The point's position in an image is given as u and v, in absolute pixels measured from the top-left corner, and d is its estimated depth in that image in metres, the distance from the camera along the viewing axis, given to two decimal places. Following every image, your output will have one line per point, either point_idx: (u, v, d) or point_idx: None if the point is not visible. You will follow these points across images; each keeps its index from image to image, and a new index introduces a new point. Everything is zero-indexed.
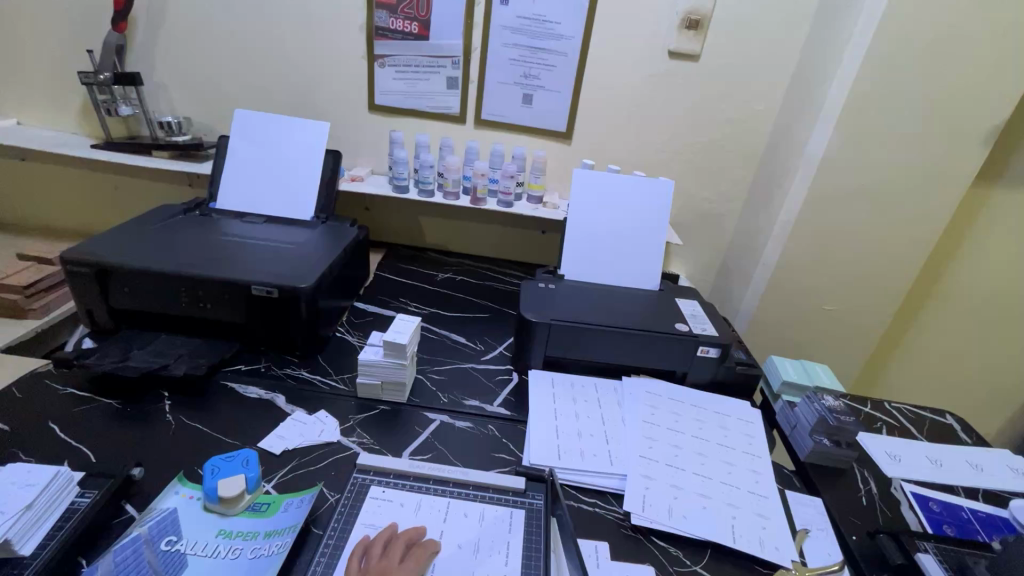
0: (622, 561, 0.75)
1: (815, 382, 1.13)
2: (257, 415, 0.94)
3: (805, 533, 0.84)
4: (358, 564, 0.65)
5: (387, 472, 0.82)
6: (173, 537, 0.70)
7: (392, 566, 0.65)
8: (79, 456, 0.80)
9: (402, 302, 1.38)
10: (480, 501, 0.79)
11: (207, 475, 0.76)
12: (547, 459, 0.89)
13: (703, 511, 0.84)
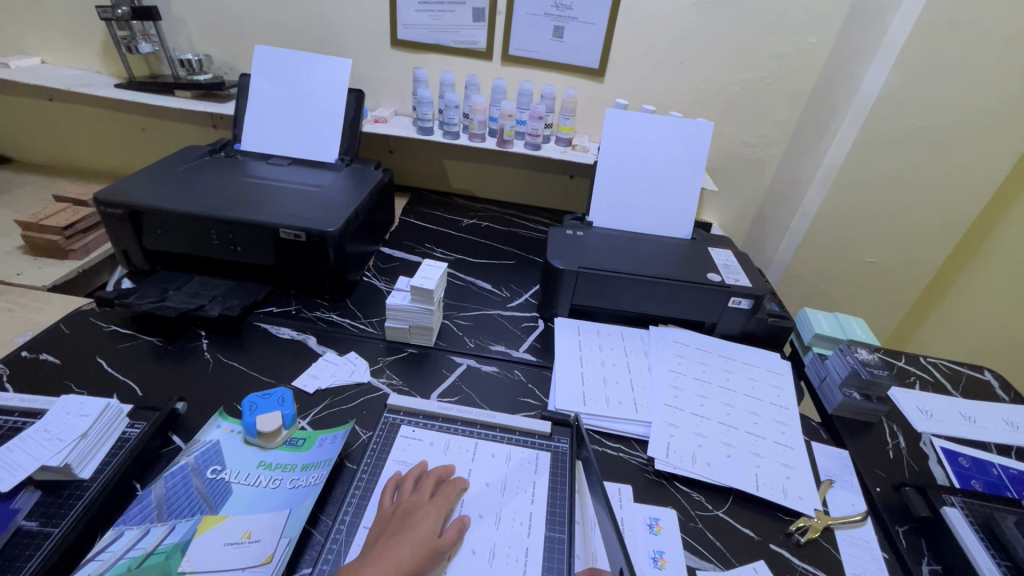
0: (645, 504, 0.77)
1: (849, 335, 1.09)
2: (289, 355, 0.96)
3: (828, 484, 0.84)
4: (390, 497, 0.69)
5: (416, 412, 0.84)
6: (218, 467, 0.74)
7: (422, 501, 0.67)
8: (127, 389, 0.84)
9: (428, 247, 1.37)
10: (508, 443, 0.81)
11: (246, 411, 0.79)
12: (573, 404, 0.90)
13: (727, 459, 0.84)
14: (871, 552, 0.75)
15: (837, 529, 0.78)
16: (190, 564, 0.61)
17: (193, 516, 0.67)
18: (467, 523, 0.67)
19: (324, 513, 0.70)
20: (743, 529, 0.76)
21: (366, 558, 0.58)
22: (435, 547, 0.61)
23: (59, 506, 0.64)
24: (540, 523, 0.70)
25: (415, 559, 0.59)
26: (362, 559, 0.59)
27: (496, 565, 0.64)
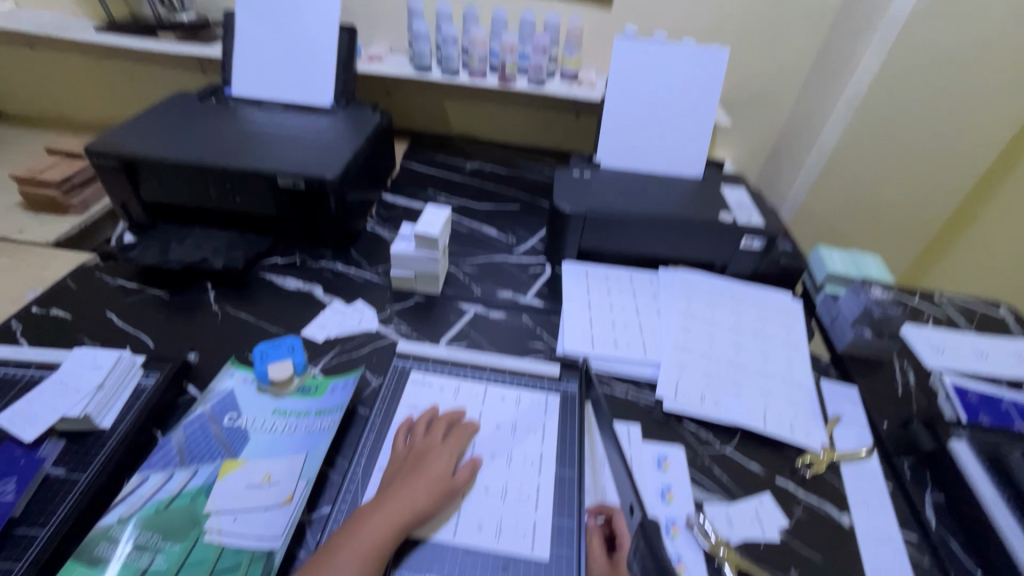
0: (653, 442, 0.79)
1: (863, 273, 1.07)
2: (297, 305, 0.96)
3: (835, 421, 0.85)
4: (403, 440, 0.70)
5: (426, 359, 0.85)
6: (234, 414, 0.76)
7: (435, 442, 0.69)
8: (139, 342, 0.85)
9: (431, 193, 1.34)
10: (517, 386, 0.82)
11: (257, 360, 0.80)
12: (582, 348, 0.90)
13: (736, 398, 0.85)
14: (875, 484, 0.77)
15: (843, 464, 0.79)
16: (215, 505, 0.64)
17: (214, 461, 0.69)
18: (479, 463, 0.69)
19: (340, 455, 0.72)
20: (749, 464, 0.78)
21: (382, 497, 0.60)
22: (448, 487, 0.64)
23: (84, 454, 0.66)
24: (550, 463, 0.71)
25: (429, 498, 0.61)
26: (379, 498, 0.61)
27: (510, 502, 0.67)
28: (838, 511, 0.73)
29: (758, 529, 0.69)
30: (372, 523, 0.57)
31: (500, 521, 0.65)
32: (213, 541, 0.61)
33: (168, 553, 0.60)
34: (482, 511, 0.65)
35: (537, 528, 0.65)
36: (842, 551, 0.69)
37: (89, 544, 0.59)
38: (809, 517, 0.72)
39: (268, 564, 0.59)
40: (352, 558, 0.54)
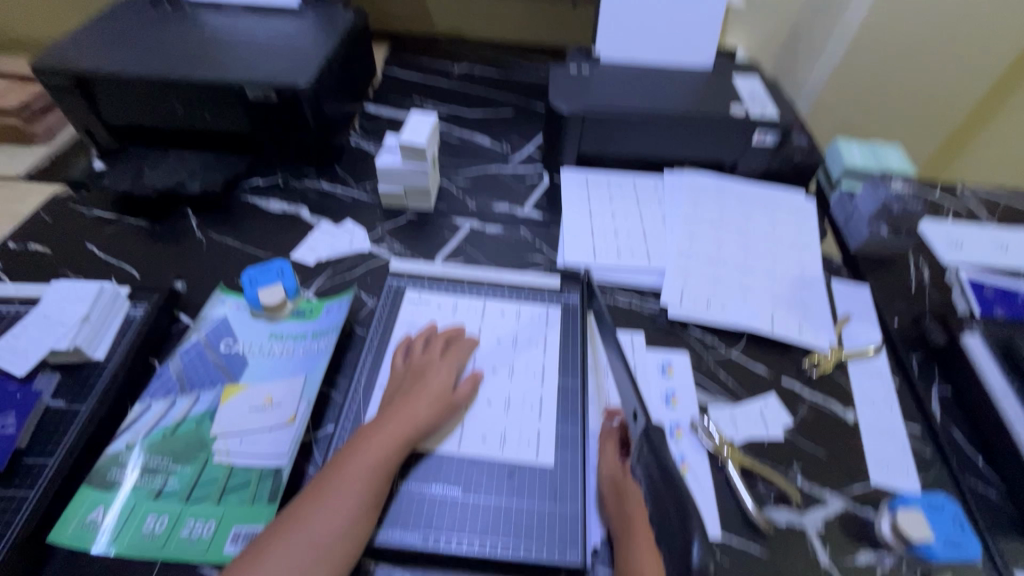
0: (657, 349, 0.77)
1: (883, 166, 0.99)
2: (283, 229, 0.92)
3: (845, 321, 0.83)
4: (401, 358, 0.69)
5: (421, 277, 0.82)
6: (230, 340, 0.74)
7: (433, 359, 0.67)
8: (124, 273, 0.82)
9: (418, 102, 1.24)
10: (517, 300, 0.79)
11: (246, 286, 0.77)
12: (583, 258, 0.87)
13: (743, 302, 0.82)
14: (882, 381, 0.77)
15: (850, 362, 0.78)
16: (221, 428, 0.64)
17: (214, 386, 0.69)
18: (480, 377, 0.68)
19: (340, 375, 0.72)
20: (755, 367, 0.77)
21: (384, 415, 0.60)
22: (450, 401, 0.63)
23: (81, 386, 0.65)
24: (551, 374, 0.71)
25: (431, 413, 0.61)
26: (380, 414, 0.61)
27: (514, 413, 0.67)
28: (843, 409, 0.73)
29: (762, 428, 0.70)
30: (375, 438, 0.57)
31: (504, 432, 0.65)
32: (223, 462, 0.62)
33: (180, 475, 0.61)
34: (487, 421, 0.66)
35: (543, 436, 0.65)
36: (844, 444, 0.70)
37: (100, 469, 0.60)
38: (813, 414, 0.72)
39: (277, 480, 0.61)
40: (359, 471, 0.55)
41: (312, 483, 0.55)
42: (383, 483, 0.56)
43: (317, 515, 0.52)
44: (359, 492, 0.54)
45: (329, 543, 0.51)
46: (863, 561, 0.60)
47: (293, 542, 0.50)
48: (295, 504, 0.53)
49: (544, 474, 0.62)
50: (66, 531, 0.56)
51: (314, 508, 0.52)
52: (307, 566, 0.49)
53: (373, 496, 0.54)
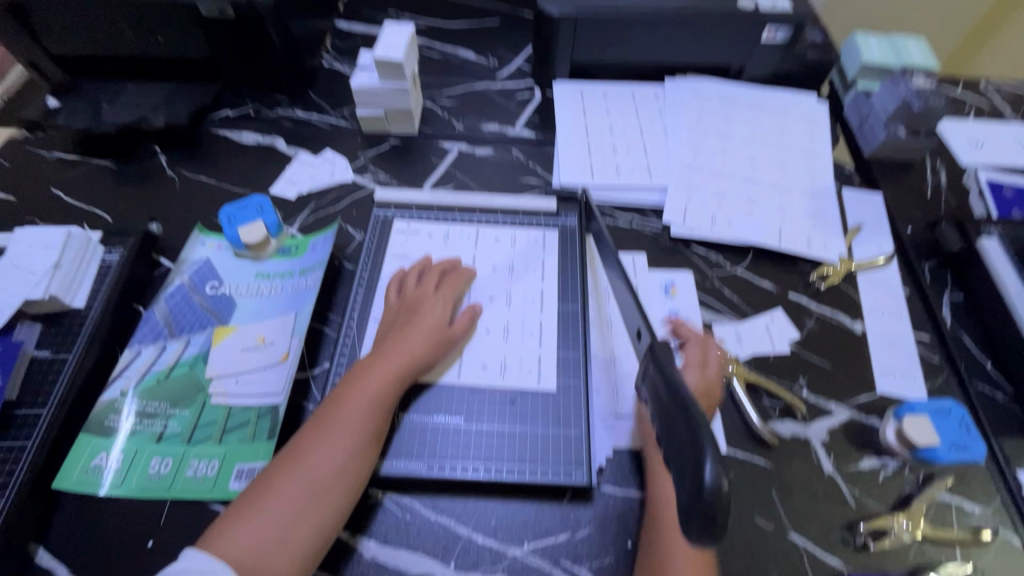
0: (660, 269, 0.74)
1: (904, 60, 0.91)
2: (258, 162, 0.86)
3: (856, 230, 0.79)
4: (395, 293, 0.66)
5: (408, 206, 0.77)
6: (216, 282, 0.71)
7: (428, 293, 0.64)
8: (97, 218, 0.78)
9: (393, 14, 1.12)
10: (512, 226, 0.75)
11: (224, 224, 0.73)
12: (579, 178, 0.81)
13: (750, 217, 0.78)
14: (892, 290, 0.74)
15: (860, 274, 0.75)
16: (215, 370, 0.63)
17: (204, 329, 0.66)
18: (478, 310, 0.66)
19: (332, 312, 0.69)
20: (761, 283, 0.74)
21: (378, 352, 0.58)
22: (447, 335, 0.61)
23: (64, 335, 0.63)
24: (550, 300, 0.69)
25: (428, 347, 0.59)
26: (375, 350, 0.59)
27: (515, 342, 0.65)
28: (850, 320, 0.71)
29: (767, 343, 0.68)
30: (372, 374, 0.56)
31: (505, 360, 0.64)
32: (221, 403, 0.61)
33: (180, 418, 0.60)
34: (487, 350, 0.64)
35: (545, 363, 0.64)
36: (851, 355, 0.68)
37: (97, 417, 0.60)
38: (821, 328, 0.70)
39: (276, 417, 0.60)
40: (357, 407, 0.54)
41: (310, 421, 0.54)
42: (382, 418, 0.55)
43: (317, 452, 0.51)
44: (359, 428, 0.53)
45: (332, 478, 0.50)
46: (866, 467, 0.60)
47: (295, 478, 0.49)
48: (294, 442, 0.52)
49: (547, 399, 0.62)
50: (70, 477, 0.56)
51: (315, 445, 0.51)
52: (310, 501, 0.49)
53: (374, 431, 0.54)
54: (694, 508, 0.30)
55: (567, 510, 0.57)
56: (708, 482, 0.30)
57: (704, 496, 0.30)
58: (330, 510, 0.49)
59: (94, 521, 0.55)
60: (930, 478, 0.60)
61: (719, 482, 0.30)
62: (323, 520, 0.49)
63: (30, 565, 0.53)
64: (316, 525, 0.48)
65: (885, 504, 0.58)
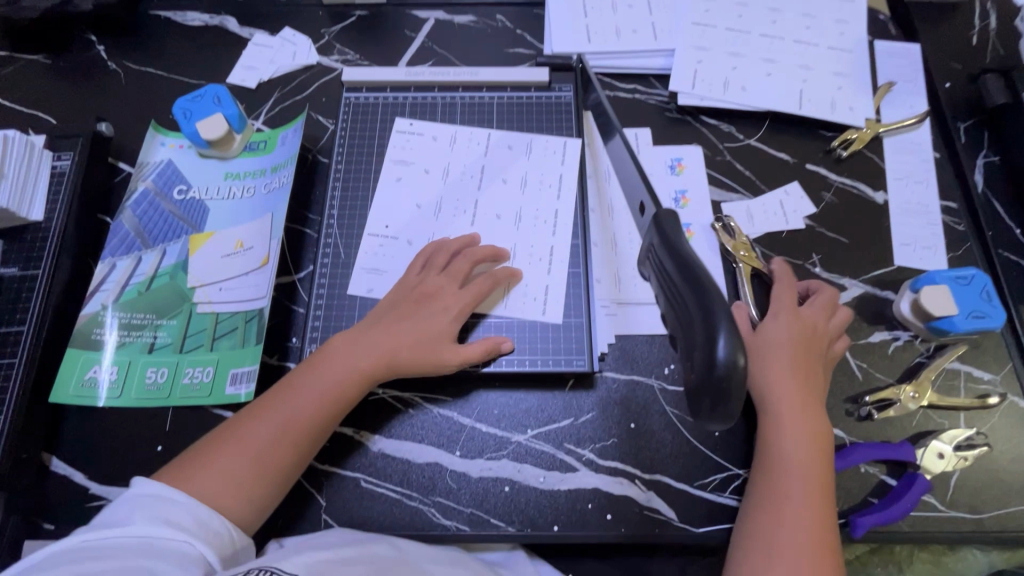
0: (666, 145, 0.67)
1: None
2: (208, 46, 0.75)
3: (887, 87, 0.70)
4: (417, 271, 0.57)
5: (383, 87, 0.68)
6: (184, 186, 0.65)
7: (441, 292, 0.55)
8: (41, 123, 0.70)
9: None
10: (500, 105, 0.67)
11: (181, 120, 0.65)
12: (574, 45, 0.71)
13: (768, 79, 0.69)
14: (921, 155, 0.67)
15: (886, 139, 0.68)
16: (197, 279, 0.60)
17: (179, 238, 0.62)
18: (504, 347, 0.55)
19: (310, 211, 0.65)
20: (776, 154, 0.68)
21: (362, 348, 0.52)
22: (446, 350, 0.53)
23: (29, 250, 0.59)
24: (546, 185, 0.63)
25: (415, 357, 0.52)
26: (356, 337, 0.53)
27: (515, 228, 0.61)
28: (872, 190, 0.66)
29: (781, 220, 0.64)
30: (341, 369, 0.51)
31: (515, 247, 0.60)
32: (207, 311, 0.59)
33: (168, 328, 0.58)
34: (488, 236, 0.60)
35: (549, 252, 0.60)
36: (869, 227, 0.64)
37: (83, 332, 0.58)
38: (839, 199, 0.65)
39: (261, 320, 0.57)
40: (314, 399, 0.49)
41: (266, 395, 0.50)
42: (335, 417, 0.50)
43: (257, 431, 0.47)
44: (309, 418, 0.48)
45: (266, 461, 0.46)
46: (876, 340, 0.59)
47: (231, 447, 0.46)
48: (251, 408, 0.49)
49: (547, 290, 0.58)
50: (66, 391, 0.56)
51: (258, 423, 0.47)
52: (239, 479, 0.45)
53: (323, 427, 0.49)
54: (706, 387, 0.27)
55: (569, 398, 0.56)
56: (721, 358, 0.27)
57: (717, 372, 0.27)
58: (250, 489, 0.45)
59: (101, 431, 0.56)
60: (941, 348, 0.58)
61: (734, 356, 0.26)
62: (247, 500, 0.45)
63: (47, 473, 0.54)
64: (237, 507, 0.44)
65: (893, 375, 0.57)
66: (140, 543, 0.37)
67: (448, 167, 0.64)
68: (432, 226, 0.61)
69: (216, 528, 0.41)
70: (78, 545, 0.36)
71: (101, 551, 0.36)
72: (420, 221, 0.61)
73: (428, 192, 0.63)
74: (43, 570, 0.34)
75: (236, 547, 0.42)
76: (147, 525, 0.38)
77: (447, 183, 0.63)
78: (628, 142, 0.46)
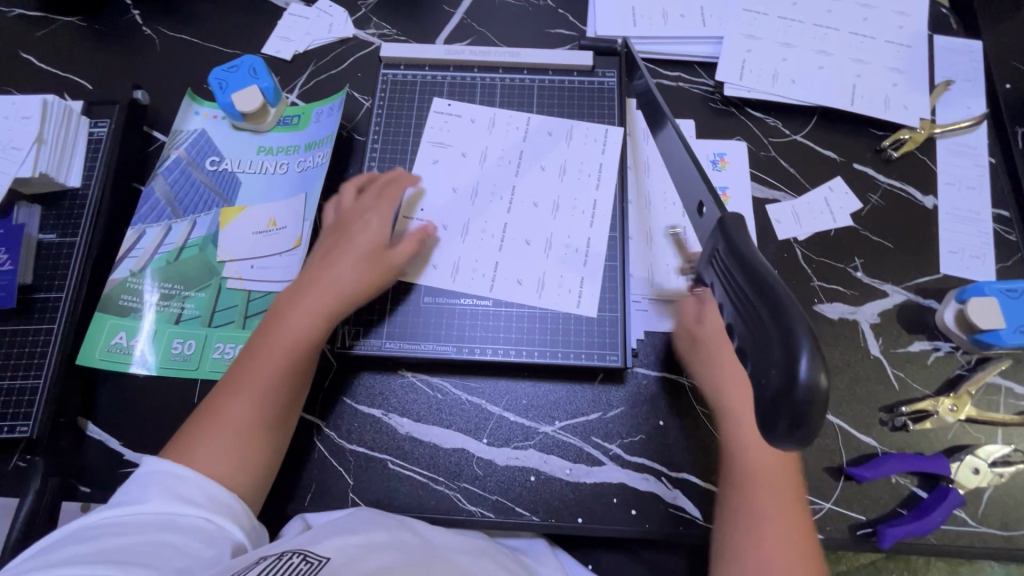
0: (709, 138, 0.65)
1: None
2: (244, 14, 0.73)
3: (945, 86, 0.67)
4: (333, 212, 0.59)
5: (421, 65, 0.67)
6: (216, 158, 0.65)
7: (361, 211, 0.57)
8: (76, 87, 0.69)
9: None
10: (540, 88, 0.66)
11: (216, 90, 0.64)
12: (619, 29, 0.69)
13: (820, 72, 0.67)
14: (976, 159, 0.65)
15: (941, 140, 0.65)
16: (227, 254, 0.60)
17: (210, 210, 0.62)
18: (432, 232, 0.57)
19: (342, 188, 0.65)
20: (824, 151, 0.65)
21: (300, 285, 0.53)
22: (388, 261, 0.54)
23: (66, 217, 0.59)
24: (584, 175, 0.61)
25: (363, 276, 0.53)
26: (295, 285, 0.53)
27: (553, 217, 0.60)
28: (921, 195, 0.63)
29: (827, 218, 0.62)
30: (294, 314, 0.50)
31: (552, 236, 0.59)
32: (238, 287, 0.59)
33: (196, 300, 0.59)
34: (526, 222, 0.59)
35: (587, 243, 0.59)
36: (917, 232, 0.62)
37: (112, 298, 0.58)
38: (886, 202, 0.63)
39: None
40: (277, 355, 0.48)
41: (229, 372, 0.49)
42: (304, 360, 0.50)
43: (236, 407, 0.46)
44: (281, 377, 0.48)
45: (250, 427, 0.46)
46: (916, 349, 0.57)
47: (219, 430, 0.45)
48: (218, 391, 0.48)
49: (582, 282, 0.57)
50: (94, 356, 0.56)
51: (235, 398, 0.46)
52: (234, 460, 0.45)
53: (296, 379, 0.49)
54: (780, 407, 0.23)
55: (598, 391, 0.56)
56: (799, 379, 0.22)
57: (794, 396, 0.22)
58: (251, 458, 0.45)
59: (134, 400, 0.56)
60: (983, 361, 0.56)
61: (817, 378, 0.22)
62: (251, 477, 0.45)
63: (83, 438, 0.55)
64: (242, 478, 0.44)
65: (931, 386, 0.56)
66: (158, 521, 0.38)
67: (485, 151, 0.62)
68: (466, 211, 0.60)
69: (226, 502, 0.42)
70: (102, 522, 0.38)
71: (123, 528, 0.37)
72: (454, 205, 0.60)
73: (462, 175, 0.61)
74: (67, 544, 0.36)
75: (251, 521, 0.43)
76: (163, 503, 0.39)
77: (483, 167, 0.62)
78: (682, 132, 0.44)
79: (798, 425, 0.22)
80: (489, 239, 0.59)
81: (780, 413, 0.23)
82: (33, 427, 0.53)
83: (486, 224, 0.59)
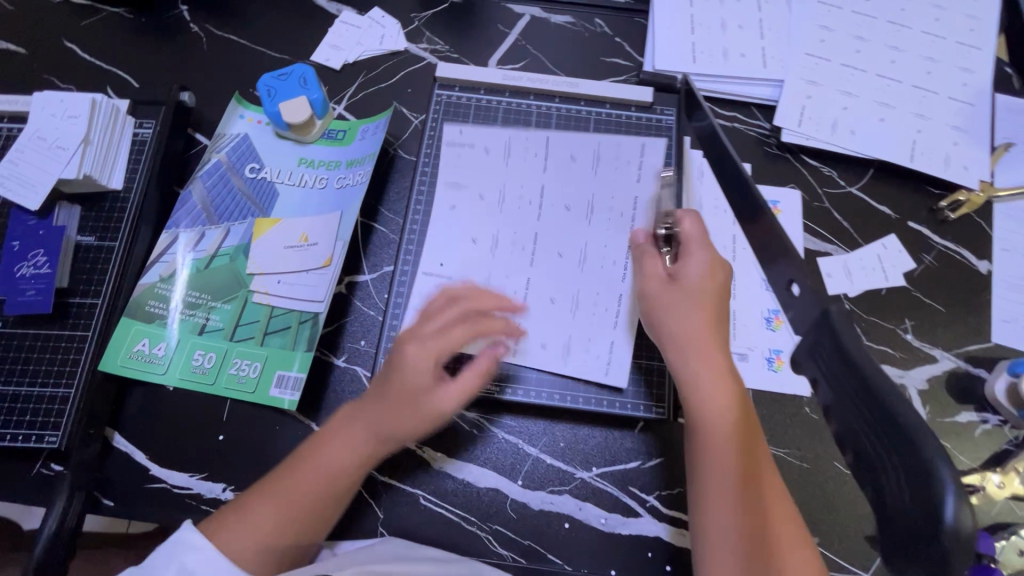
0: (764, 185, 0.64)
1: None
2: (295, 18, 0.72)
3: (1006, 148, 0.65)
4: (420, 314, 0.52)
5: (476, 87, 0.65)
6: (256, 165, 0.63)
7: (430, 324, 0.49)
8: (121, 83, 0.68)
9: None
10: (595, 120, 0.64)
11: (264, 97, 0.62)
12: (678, 64, 0.67)
13: (879, 124, 0.65)
14: None
15: (998, 205, 0.64)
16: (257, 266, 0.58)
17: (245, 219, 0.60)
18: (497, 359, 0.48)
19: (384, 207, 0.63)
20: (878, 207, 0.64)
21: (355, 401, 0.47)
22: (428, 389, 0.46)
23: (106, 220, 0.58)
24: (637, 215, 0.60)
25: (398, 404, 0.46)
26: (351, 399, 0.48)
27: (579, 270, 0.58)
28: (976, 258, 0.62)
29: (879, 276, 0.61)
30: (334, 431, 0.46)
31: (578, 292, 0.57)
32: (263, 302, 0.57)
33: (222, 312, 0.57)
34: (552, 279, 0.58)
35: (617, 301, 0.57)
36: (969, 298, 0.61)
37: (138, 303, 0.56)
38: (941, 264, 0.62)
39: (318, 326, 0.56)
40: (308, 472, 0.44)
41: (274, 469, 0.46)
42: (335, 482, 0.44)
43: (261, 510, 0.43)
44: (303, 492, 0.44)
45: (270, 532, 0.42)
46: (963, 420, 0.56)
47: (243, 531, 0.42)
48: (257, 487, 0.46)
49: (611, 346, 0.55)
50: (114, 360, 0.54)
51: (262, 497, 0.44)
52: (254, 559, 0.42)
53: (315, 499, 0.44)
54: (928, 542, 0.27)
55: (638, 440, 0.55)
56: (947, 520, 0.26)
57: (942, 535, 0.26)
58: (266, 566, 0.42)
59: (163, 413, 0.55)
60: None
61: (962, 519, 0.26)
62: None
63: (110, 449, 0.54)
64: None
65: (976, 459, 0.55)
66: None
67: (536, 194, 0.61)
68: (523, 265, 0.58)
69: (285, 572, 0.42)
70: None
71: None
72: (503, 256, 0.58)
73: (516, 225, 0.60)
74: None
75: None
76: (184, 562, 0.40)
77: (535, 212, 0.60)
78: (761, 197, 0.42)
79: (945, 565, 0.27)
80: (544, 297, 0.57)
81: (929, 544, 0.27)
82: (61, 438, 0.51)
83: (511, 280, 0.58)
